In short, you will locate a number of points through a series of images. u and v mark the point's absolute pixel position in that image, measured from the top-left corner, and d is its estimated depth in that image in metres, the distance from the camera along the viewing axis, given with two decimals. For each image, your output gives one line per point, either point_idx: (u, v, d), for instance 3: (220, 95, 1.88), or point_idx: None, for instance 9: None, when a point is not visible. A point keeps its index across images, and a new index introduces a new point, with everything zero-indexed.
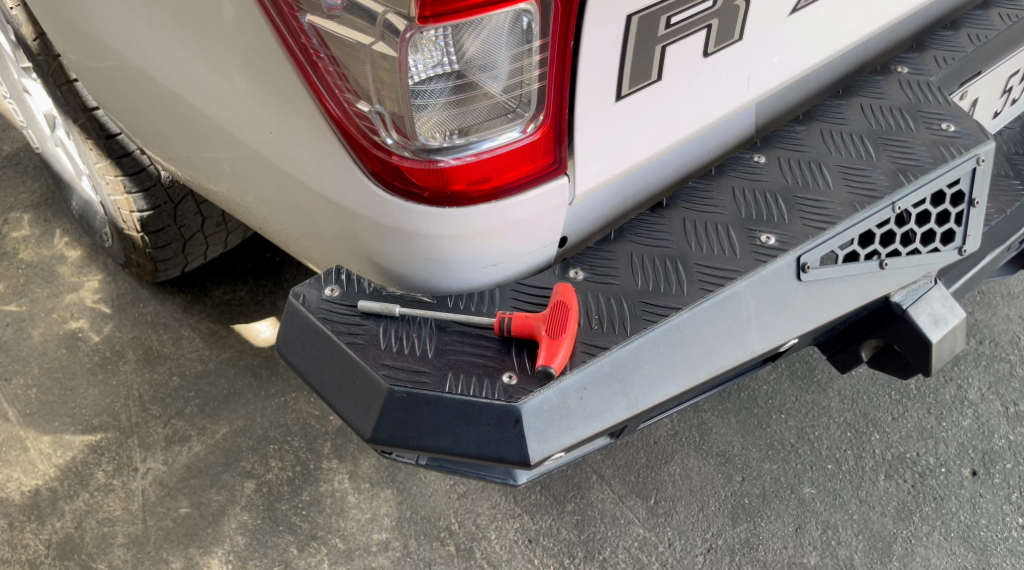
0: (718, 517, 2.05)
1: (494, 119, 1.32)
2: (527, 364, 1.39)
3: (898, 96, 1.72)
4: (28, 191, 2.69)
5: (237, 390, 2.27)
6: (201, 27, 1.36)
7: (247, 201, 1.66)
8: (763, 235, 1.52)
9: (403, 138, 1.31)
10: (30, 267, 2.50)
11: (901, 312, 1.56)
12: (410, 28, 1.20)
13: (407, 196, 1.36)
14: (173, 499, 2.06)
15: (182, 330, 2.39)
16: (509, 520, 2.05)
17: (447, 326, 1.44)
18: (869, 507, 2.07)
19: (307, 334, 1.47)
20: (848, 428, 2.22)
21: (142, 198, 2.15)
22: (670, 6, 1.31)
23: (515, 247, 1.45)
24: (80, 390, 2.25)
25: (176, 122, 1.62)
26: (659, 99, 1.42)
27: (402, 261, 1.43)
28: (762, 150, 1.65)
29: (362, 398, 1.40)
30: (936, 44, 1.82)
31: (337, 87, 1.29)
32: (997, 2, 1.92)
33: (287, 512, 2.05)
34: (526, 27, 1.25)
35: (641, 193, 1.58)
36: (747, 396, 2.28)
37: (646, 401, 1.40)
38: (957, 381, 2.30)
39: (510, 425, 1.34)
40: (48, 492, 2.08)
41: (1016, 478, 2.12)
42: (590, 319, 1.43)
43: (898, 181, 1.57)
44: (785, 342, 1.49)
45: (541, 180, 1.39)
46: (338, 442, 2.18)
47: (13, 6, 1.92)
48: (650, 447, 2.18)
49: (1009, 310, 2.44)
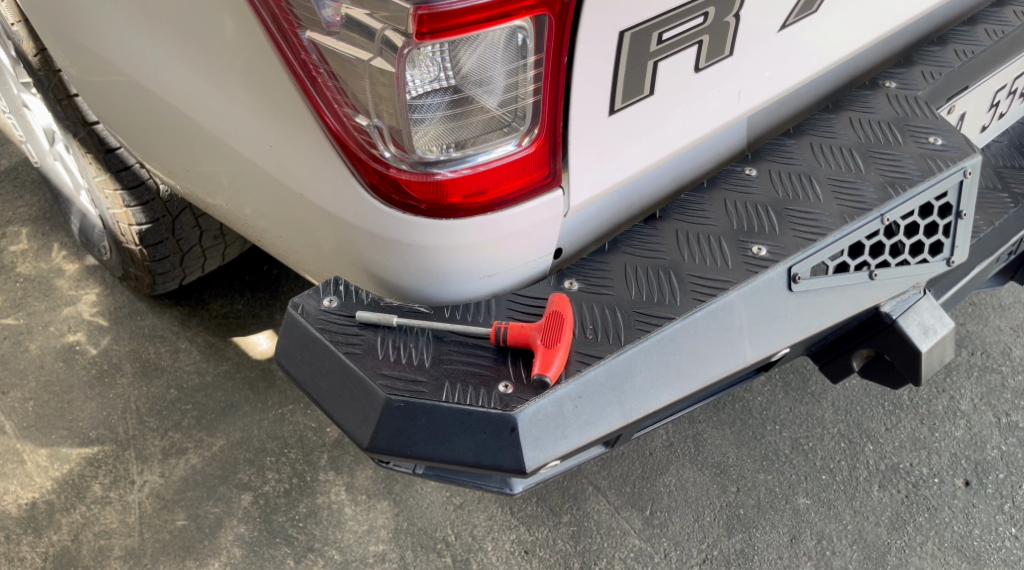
0: (714, 527, 2.07)
1: (489, 133, 1.35)
2: (523, 373, 1.41)
3: (887, 110, 1.75)
4: (26, 205, 2.71)
5: (234, 403, 2.28)
6: (202, 41, 1.38)
7: (246, 214, 1.68)
8: (755, 246, 1.54)
9: (400, 151, 1.33)
10: (28, 281, 2.52)
11: (891, 322, 1.59)
12: (408, 44, 1.22)
13: (404, 208, 1.38)
14: (170, 511, 2.07)
15: (179, 343, 2.40)
16: (505, 532, 2.06)
17: (444, 336, 1.46)
18: (863, 517, 2.09)
19: (305, 344, 1.49)
20: (842, 438, 2.24)
21: (140, 212, 2.17)
22: (662, 22, 1.33)
23: (510, 258, 1.47)
24: (77, 403, 2.26)
25: (176, 136, 1.64)
26: (652, 113, 1.44)
27: (400, 272, 1.45)
28: (754, 163, 1.68)
29: (359, 407, 1.42)
30: (924, 59, 1.86)
31: (337, 102, 1.31)
32: (984, 18, 1.95)
33: (284, 524, 2.06)
34: (521, 43, 1.28)
35: (635, 204, 1.61)
36: (742, 407, 2.30)
37: (641, 409, 1.42)
38: (950, 393, 2.32)
39: (506, 434, 1.36)
40: (45, 505, 2.09)
41: (1008, 488, 2.14)
42: (585, 329, 1.45)
43: (887, 193, 1.59)
44: (777, 352, 1.51)
45: (537, 193, 1.42)
46: (335, 454, 2.19)
47: (13, 22, 1.94)
48: (645, 458, 2.19)
49: (1001, 322, 2.47)
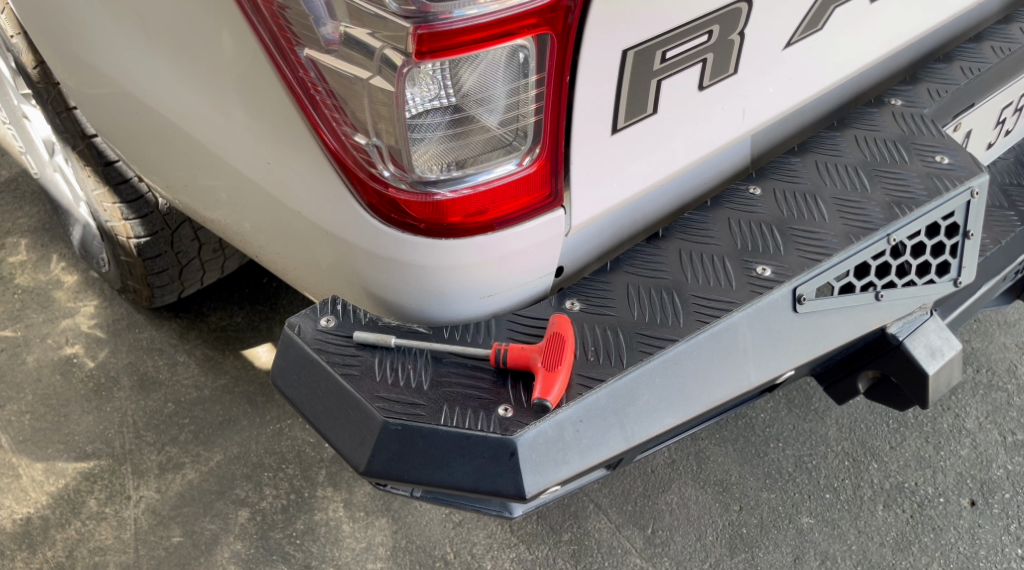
0: (716, 547, 2.04)
1: (490, 152, 1.33)
2: (523, 397, 1.39)
3: (892, 129, 1.73)
4: (26, 216, 2.70)
5: (232, 417, 2.26)
6: (201, 58, 1.37)
7: (244, 229, 1.66)
8: (759, 267, 1.52)
9: (399, 171, 1.31)
10: (27, 292, 2.50)
11: (897, 344, 1.57)
12: (407, 63, 1.20)
13: (403, 228, 1.36)
14: (166, 528, 2.05)
15: (177, 356, 2.38)
16: (505, 550, 2.03)
17: (442, 357, 1.44)
18: (868, 537, 2.06)
19: (302, 365, 1.47)
20: (845, 457, 2.21)
21: (139, 225, 2.15)
22: (666, 41, 1.32)
23: (510, 278, 1.45)
24: (73, 417, 2.24)
25: (174, 150, 1.62)
26: (655, 132, 1.42)
27: (398, 292, 1.43)
28: (757, 181, 1.66)
29: (356, 430, 1.40)
30: (929, 77, 1.84)
31: (335, 120, 1.29)
32: (990, 34, 1.93)
33: (281, 541, 2.04)
34: (522, 61, 1.25)
35: (637, 224, 1.59)
36: (745, 424, 2.28)
37: (642, 433, 1.40)
38: (956, 410, 2.30)
39: (505, 458, 1.33)
40: (39, 521, 2.06)
41: (1015, 508, 2.11)
42: (587, 351, 1.43)
43: (893, 213, 1.57)
44: (781, 374, 1.49)
45: (537, 212, 1.40)
46: (333, 470, 2.17)
47: (13, 34, 1.92)
48: (647, 476, 2.17)
49: (1007, 339, 2.45)
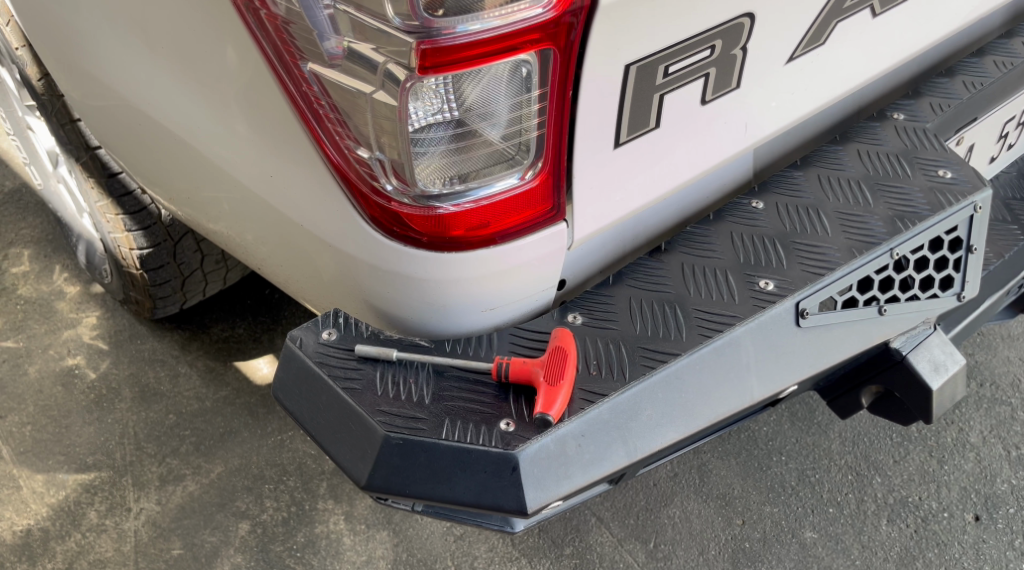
0: (718, 561, 2.03)
1: (493, 165, 1.33)
2: (525, 411, 1.39)
3: (894, 143, 1.73)
4: (30, 227, 2.70)
5: (233, 429, 2.26)
6: (205, 74, 1.37)
7: (246, 240, 1.66)
8: (762, 281, 1.52)
9: (402, 184, 1.31)
10: (29, 303, 2.50)
11: (901, 358, 1.57)
12: (411, 77, 1.20)
13: (406, 241, 1.36)
14: (166, 540, 2.04)
15: (179, 367, 2.38)
16: (506, 564, 2.02)
17: (444, 371, 1.44)
18: (872, 552, 2.05)
19: (303, 378, 1.47)
20: (849, 470, 2.20)
21: (142, 236, 2.15)
22: (669, 55, 1.32)
23: (514, 291, 1.45)
24: (74, 428, 2.24)
25: (178, 162, 1.62)
26: (657, 146, 1.42)
27: (401, 305, 1.43)
28: (760, 195, 1.66)
29: (357, 443, 1.39)
30: (932, 91, 1.84)
31: (338, 134, 1.29)
32: (993, 49, 1.93)
33: (282, 554, 2.03)
34: (525, 75, 1.25)
35: (639, 237, 1.59)
36: (747, 438, 2.27)
37: (645, 448, 1.39)
38: (959, 424, 2.29)
39: (507, 473, 1.33)
40: (40, 533, 2.06)
41: (1019, 523, 2.10)
42: (589, 365, 1.43)
43: (896, 227, 1.57)
44: (785, 389, 1.49)
45: (540, 225, 1.40)
46: (334, 482, 2.16)
47: (18, 46, 1.92)
48: (650, 489, 2.16)
49: (1010, 352, 2.44)
